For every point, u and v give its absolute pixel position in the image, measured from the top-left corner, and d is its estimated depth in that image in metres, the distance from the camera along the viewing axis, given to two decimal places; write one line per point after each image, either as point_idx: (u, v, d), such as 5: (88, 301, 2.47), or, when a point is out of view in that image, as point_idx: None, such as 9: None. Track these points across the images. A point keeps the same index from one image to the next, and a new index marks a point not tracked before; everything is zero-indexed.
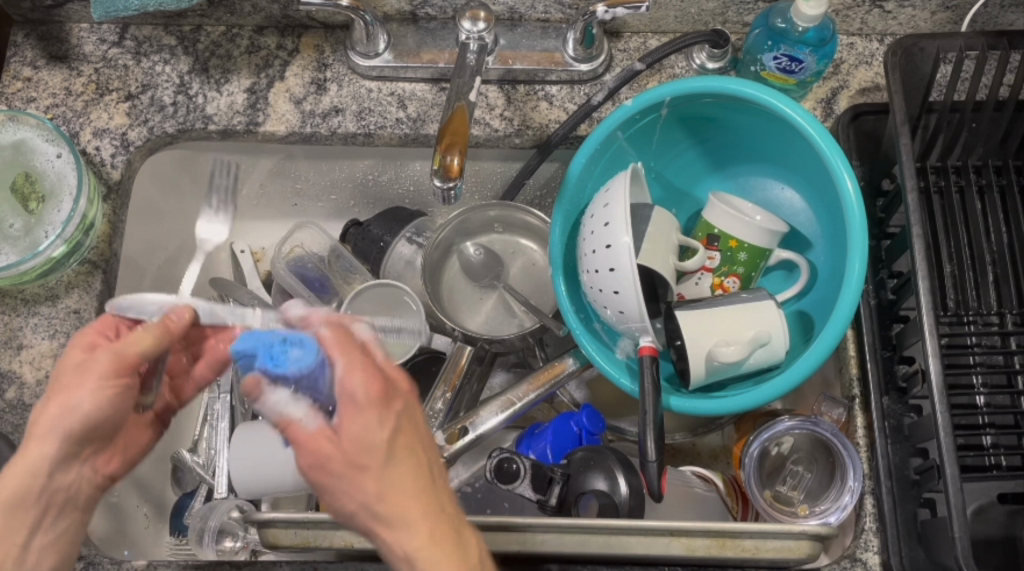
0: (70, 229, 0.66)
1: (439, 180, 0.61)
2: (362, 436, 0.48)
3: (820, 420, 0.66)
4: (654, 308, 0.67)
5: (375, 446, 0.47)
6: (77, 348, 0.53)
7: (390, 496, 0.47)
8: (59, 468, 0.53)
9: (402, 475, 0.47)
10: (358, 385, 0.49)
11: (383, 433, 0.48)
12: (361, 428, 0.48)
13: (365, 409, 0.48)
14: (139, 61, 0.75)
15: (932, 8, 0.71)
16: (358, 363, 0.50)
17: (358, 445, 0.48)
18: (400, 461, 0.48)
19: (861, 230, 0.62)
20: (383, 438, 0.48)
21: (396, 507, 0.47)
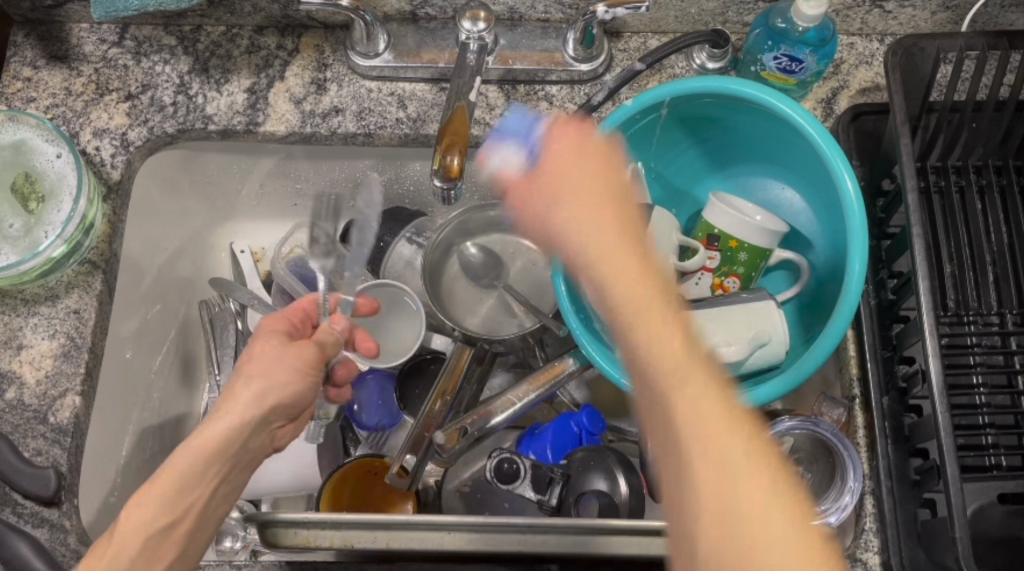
0: (70, 229, 0.66)
1: (439, 180, 0.61)
2: (659, 367, 0.50)
3: (820, 420, 0.65)
4: None
5: (681, 378, 0.49)
6: (276, 333, 0.59)
7: (670, 413, 0.48)
8: (254, 434, 0.54)
9: (690, 391, 0.48)
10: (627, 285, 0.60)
11: (670, 354, 0.49)
12: (658, 352, 0.50)
13: (632, 291, 0.60)
14: (139, 61, 0.75)
15: (932, 8, 0.71)
16: (644, 274, 0.61)
17: (651, 364, 0.50)
18: (685, 377, 0.49)
19: (862, 229, 0.62)
20: (677, 357, 0.50)
21: (662, 413, 0.49)
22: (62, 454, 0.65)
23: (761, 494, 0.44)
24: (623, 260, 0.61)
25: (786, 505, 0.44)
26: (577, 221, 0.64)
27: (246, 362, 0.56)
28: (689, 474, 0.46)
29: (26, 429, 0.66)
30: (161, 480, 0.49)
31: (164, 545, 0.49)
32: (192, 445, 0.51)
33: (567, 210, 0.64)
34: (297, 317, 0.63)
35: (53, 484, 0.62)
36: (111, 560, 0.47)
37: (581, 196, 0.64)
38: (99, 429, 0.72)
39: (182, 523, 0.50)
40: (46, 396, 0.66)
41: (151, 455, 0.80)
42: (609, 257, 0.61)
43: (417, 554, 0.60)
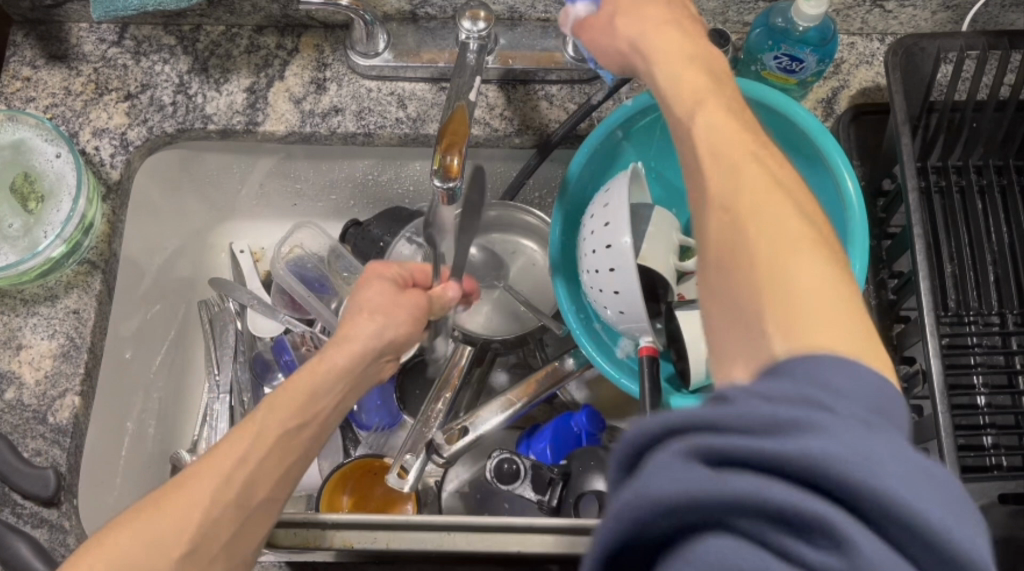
0: (70, 228, 0.66)
1: (439, 180, 0.61)
2: (699, 116, 0.45)
3: None
4: (654, 308, 0.66)
5: (730, 140, 0.43)
6: (388, 281, 0.63)
7: (718, 194, 0.41)
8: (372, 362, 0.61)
9: (749, 167, 0.41)
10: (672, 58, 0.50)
11: (706, 112, 0.45)
12: (708, 124, 0.44)
13: (675, 74, 0.49)
14: (138, 61, 0.75)
15: (932, 7, 0.71)
16: (694, 44, 0.51)
17: (682, 124, 0.46)
18: (746, 161, 0.42)
19: (862, 230, 0.62)
20: (719, 116, 0.45)
21: (730, 240, 0.40)
22: (61, 454, 0.65)
23: (822, 264, 0.37)
24: (671, 40, 0.51)
25: (836, 266, 0.38)
26: (636, 23, 0.53)
27: (362, 309, 0.61)
28: (739, 263, 0.39)
29: (25, 429, 0.65)
30: (283, 392, 0.55)
31: (292, 444, 0.54)
32: (307, 371, 0.57)
33: (627, 27, 0.53)
34: (415, 272, 0.67)
35: (52, 484, 0.62)
36: (240, 456, 0.51)
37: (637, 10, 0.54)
38: (100, 429, 0.72)
39: (304, 433, 0.55)
40: (45, 396, 0.66)
41: (151, 455, 0.79)
42: (664, 50, 0.51)
43: (418, 556, 0.59)
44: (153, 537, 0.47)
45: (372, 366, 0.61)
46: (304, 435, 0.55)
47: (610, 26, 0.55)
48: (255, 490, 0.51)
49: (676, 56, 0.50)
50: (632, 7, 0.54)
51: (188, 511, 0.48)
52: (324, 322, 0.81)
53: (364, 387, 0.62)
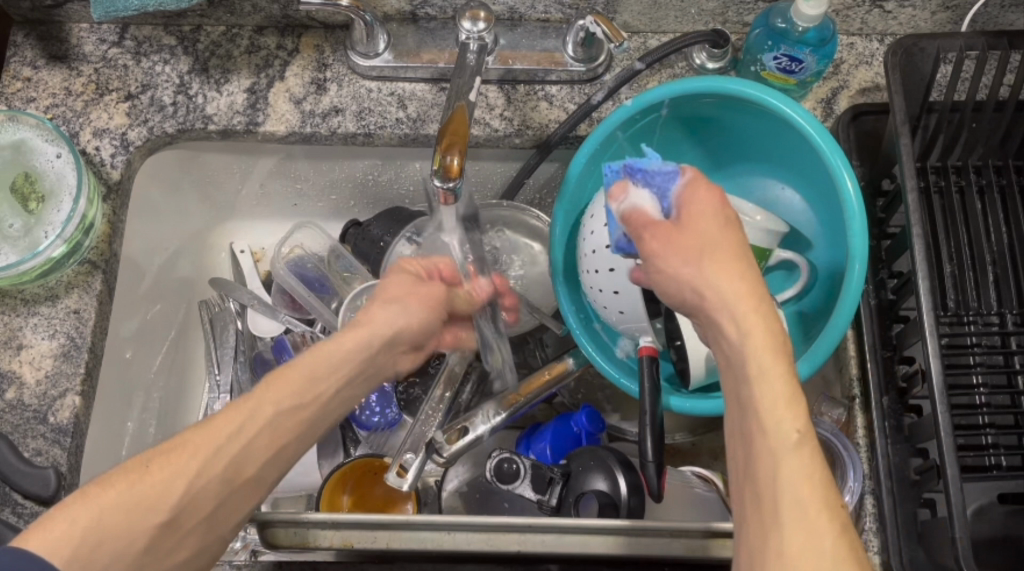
0: (70, 228, 0.66)
1: (439, 181, 0.61)
2: (765, 391, 0.43)
3: (820, 422, 0.67)
4: (655, 308, 0.66)
5: (801, 444, 0.42)
6: (408, 275, 0.66)
7: (774, 492, 0.42)
8: (383, 349, 0.60)
9: (811, 491, 0.41)
10: (753, 318, 0.45)
11: (773, 385, 0.43)
12: (779, 423, 0.42)
13: (743, 329, 0.45)
14: (139, 61, 0.75)
15: (932, 7, 0.71)
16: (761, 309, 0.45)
17: (757, 404, 0.43)
18: (805, 484, 0.41)
19: (862, 230, 0.62)
20: (784, 406, 0.43)
21: None
22: (62, 454, 0.65)
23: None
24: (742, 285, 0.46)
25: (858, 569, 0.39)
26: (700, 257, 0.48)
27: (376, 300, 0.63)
28: None
29: (26, 429, 0.65)
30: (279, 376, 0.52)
31: (286, 426, 0.51)
32: (310, 355, 0.54)
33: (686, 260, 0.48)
34: (441, 267, 0.69)
35: (52, 484, 0.62)
36: (238, 427, 0.48)
37: (700, 243, 0.48)
38: (100, 428, 0.72)
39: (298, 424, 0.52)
40: (46, 396, 0.66)
41: None
42: (738, 293, 0.46)
43: (417, 554, 0.59)
44: (129, 503, 0.44)
45: (386, 358, 0.61)
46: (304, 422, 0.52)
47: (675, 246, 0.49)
48: (240, 468, 0.48)
49: (749, 310, 0.45)
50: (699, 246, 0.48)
51: (170, 479, 0.45)
52: (324, 322, 0.82)
53: (372, 380, 0.60)
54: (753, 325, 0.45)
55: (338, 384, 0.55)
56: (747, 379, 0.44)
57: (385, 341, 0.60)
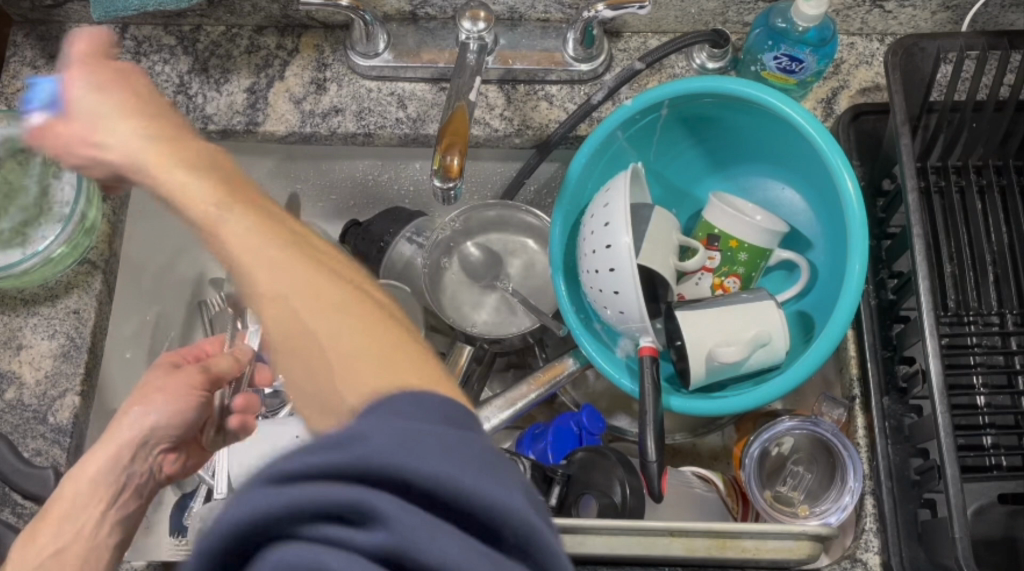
0: (69, 228, 0.67)
1: (439, 180, 0.61)
2: (325, 316, 0.45)
3: (820, 420, 0.66)
4: (654, 308, 0.68)
5: (292, 270, 0.46)
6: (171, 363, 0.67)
7: (231, 250, 0.48)
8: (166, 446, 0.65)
9: (402, 364, 0.42)
10: (292, 255, 0.47)
11: (334, 313, 0.45)
12: (331, 321, 0.44)
13: (275, 279, 0.46)
14: (138, 61, 0.75)
15: (932, 7, 0.71)
16: (328, 251, 0.49)
17: (303, 313, 0.45)
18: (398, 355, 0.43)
19: (861, 231, 0.62)
20: (337, 310, 0.45)
21: (283, 325, 0.45)
22: (62, 454, 0.65)
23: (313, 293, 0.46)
24: (277, 238, 0.48)
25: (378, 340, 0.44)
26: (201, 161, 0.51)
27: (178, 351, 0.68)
28: (297, 345, 0.45)
29: (26, 429, 0.66)
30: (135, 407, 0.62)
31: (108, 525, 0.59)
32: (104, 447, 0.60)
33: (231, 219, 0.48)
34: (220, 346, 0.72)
35: (52, 484, 0.62)
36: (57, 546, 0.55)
37: (233, 209, 0.49)
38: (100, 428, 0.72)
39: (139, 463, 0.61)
40: (45, 396, 0.66)
41: None
42: (275, 263, 0.47)
43: None
44: None
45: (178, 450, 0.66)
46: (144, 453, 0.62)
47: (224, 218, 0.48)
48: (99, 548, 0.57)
49: (273, 248, 0.47)
50: (223, 198, 0.49)
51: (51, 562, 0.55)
52: None
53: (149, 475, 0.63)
54: (262, 252, 0.47)
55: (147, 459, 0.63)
56: (293, 311, 0.45)
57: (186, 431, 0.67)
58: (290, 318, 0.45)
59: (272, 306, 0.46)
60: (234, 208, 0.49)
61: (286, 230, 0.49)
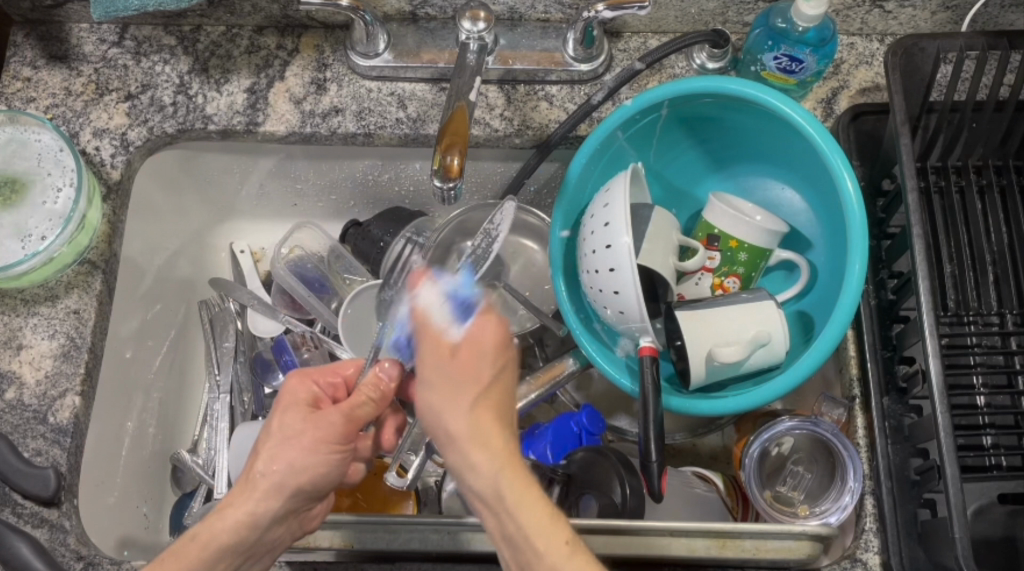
0: (70, 228, 0.66)
1: (439, 180, 0.61)
2: (499, 520, 0.47)
3: (820, 420, 0.66)
4: (655, 308, 0.68)
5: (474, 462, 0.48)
6: (302, 404, 0.57)
7: (509, 454, 0.49)
8: (308, 501, 0.55)
9: (575, 565, 0.45)
10: (483, 452, 0.48)
11: (535, 513, 0.46)
12: (529, 514, 0.46)
13: (495, 476, 0.47)
14: (139, 61, 0.75)
15: (932, 8, 0.71)
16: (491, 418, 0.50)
17: (537, 552, 0.45)
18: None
19: (861, 232, 0.62)
20: (539, 516, 0.46)
21: (517, 531, 0.46)
22: (62, 454, 0.65)
23: (512, 482, 0.47)
24: (465, 418, 0.50)
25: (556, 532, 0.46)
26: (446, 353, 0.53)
27: (314, 373, 0.62)
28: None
29: (26, 429, 0.66)
30: (266, 464, 0.53)
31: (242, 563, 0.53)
32: (243, 490, 0.53)
33: (441, 403, 0.51)
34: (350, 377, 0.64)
35: (52, 485, 0.62)
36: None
37: (446, 387, 0.51)
38: (101, 429, 0.72)
39: (279, 527, 0.54)
40: (45, 396, 0.66)
41: (154, 456, 0.79)
42: (453, 434, 0.49)
43: (417, 553, 0.59)
44: None
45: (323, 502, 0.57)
46: (290, 518, 0.54)
47: (440, 415, 0.50)
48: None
49: (478, 454, 0.48)
50: (444, 380, 0.52)
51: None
52: (324, 321, 0.82)
53: (297, 522, 0.55)
54: (475, 435, 0.49)
55: (295, 509, 0.54)
56: (519, 534, 0.46)
57: (300, 492, 0.53)
58: (510, 527, 0.46)
59: (466, 477, 0.48)
60: (439, 374, 0.52)
61: (479, 386, 0.51)
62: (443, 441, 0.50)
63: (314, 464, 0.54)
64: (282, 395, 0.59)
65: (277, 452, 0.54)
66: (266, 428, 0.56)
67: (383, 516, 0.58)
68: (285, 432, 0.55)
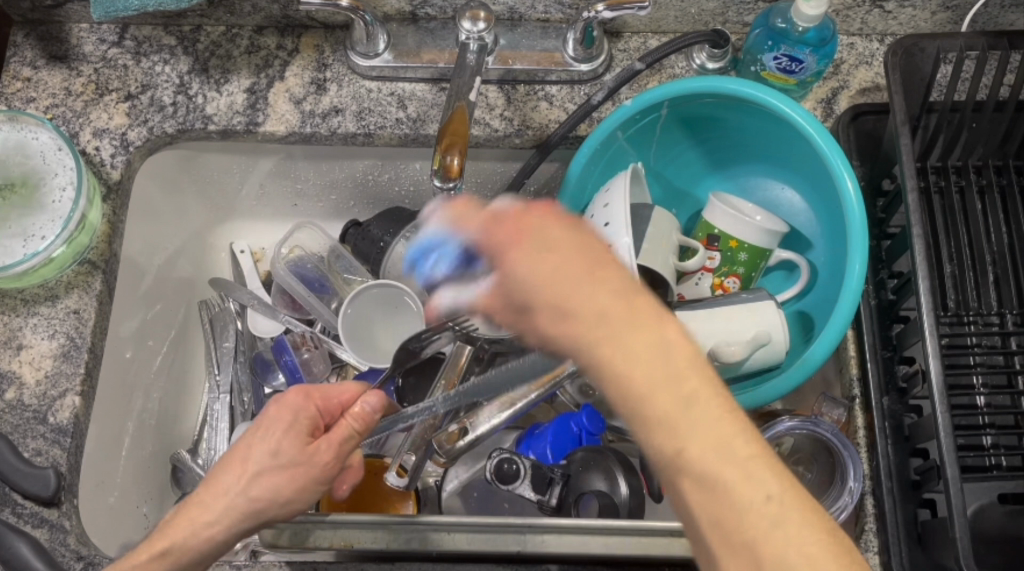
0: (70, 228, 0.66)
1: (439, 180, 0.61)
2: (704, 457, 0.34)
3: (820, 420, 0.65)
4: None
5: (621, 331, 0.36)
6: (298, 426, 0.53)
7: (679, 412, 0.34)
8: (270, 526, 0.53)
9: (737, 471, 0.33)
10: (635, 348, 0.35)
11: (737, 443, 0.34)
12: (660, 336, 0.35)
13: (668, 357, 0.35)
14: (139, 61, 0.75)
15: (932, 8, 0.71)
16: (608, 272, 0.38)
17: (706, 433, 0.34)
18: (763, 499, 0.33)
19: (862, 230, 0.62)
20: (724, 416, 0.34)
21: (716, 491, 0.34)
22: (62, 454, 0.65)
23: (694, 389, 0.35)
24: (615, 294, 0.37)
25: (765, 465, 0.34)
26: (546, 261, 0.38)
27: (317, 392, 0.56)
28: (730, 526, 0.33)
29: (26, 429, 0.65)
30: (245, 485, 0.50)
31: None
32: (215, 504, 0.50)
33: (540, 252, 0.38)
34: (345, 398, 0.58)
35: (52, 484, 0.62)
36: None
37: (557, 244, 0.38)
38: (101, 429, 0.72)
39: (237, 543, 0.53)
40: (45, 396, 0.66)
41: (154, 456, 0.79)
42: (546, 291, 0.37)
43: (417, 553, 0.59)
44: None
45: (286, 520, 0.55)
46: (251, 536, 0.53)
47: (517, 246, 0.39)
48: None
49: (620, 286, 0.37)
50: (553, 270, 0.38)
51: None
52: (324, 322, 0.82)
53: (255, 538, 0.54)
54: (581, 286, 0.37)
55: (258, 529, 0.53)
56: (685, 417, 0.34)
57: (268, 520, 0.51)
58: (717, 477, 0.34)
59: (569, 326, 0.37)
60: (549, 237, 0.39)
61: (589, 257, 0.38)
62: (531, 299, 0.38)
63: (296, 498, 0.51)
64: (278, 404, 0.54)
65: (262, 478, 0.50)
66: (255, 439, 0.52)
67: (383, 516, 0.59)
68: (274, 454, 0.51)
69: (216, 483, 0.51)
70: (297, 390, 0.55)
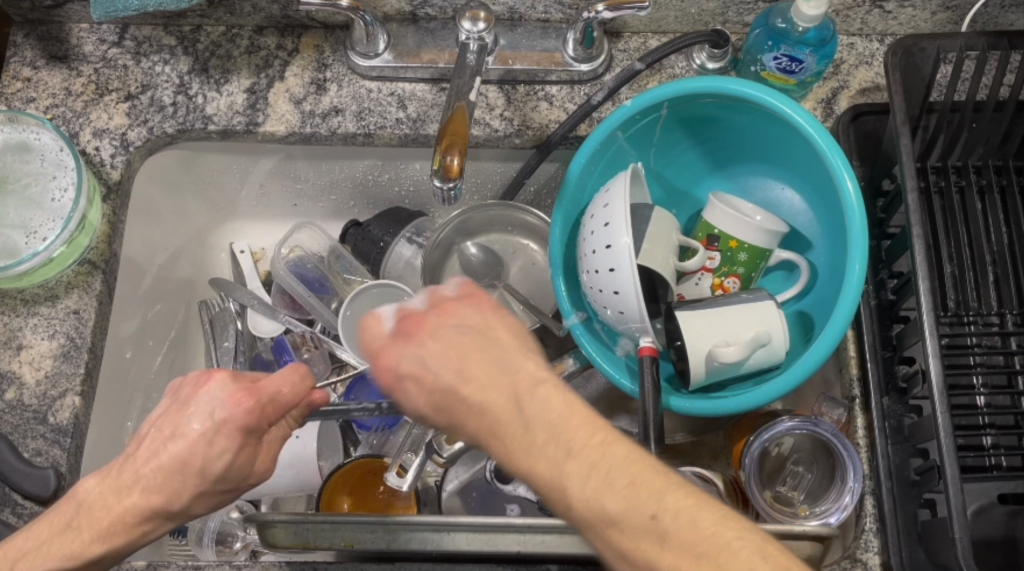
0: (70, 229, 0.66)
1: (439, 180, 0.61)
2: (588, 480, 0.40)
3: (820, 420, 0.65)
4: (654, 308, 0.67)
5: (518, 401, 0.43)
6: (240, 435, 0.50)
7: (562, 442, 0.41)
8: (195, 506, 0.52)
9: (623, 498, 0.39)
10: (528, 408, 0.42)
11: (613, 455, 0.40)
12: (538, 402, 0.42)
13: (556, 413, 0.42)
14: (139, 61, 0.75)
15: (932, 8, 0.71)
16: (485, 361, 0.45)
17: (592, 461, 0.40)
18: (647, 519, 0.38)
19: (862, 230, 0.62)
20: (596, 452, 0.40)
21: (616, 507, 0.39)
22: (62, 454, 0.65)
23: (582, 425, 0.41)
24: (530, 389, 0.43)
25: (642, 469, 0.40)
26: (448, 363, 0.45)
27: (269, 405, 0.51)
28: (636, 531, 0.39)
29: (26, 429, 0.65)
30: (189, 502, 0.50)
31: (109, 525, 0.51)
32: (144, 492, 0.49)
33: (430, 357, 0.46)
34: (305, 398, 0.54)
35: (52, 485, 0.62)
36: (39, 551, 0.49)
37: (451, 343, 0.46)
38: (100, 429, 0.72)
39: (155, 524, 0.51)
40: (46, 396, 0.66)
41: None
42: (440, 389, 0.45)
43: (417, 553, 0.59)
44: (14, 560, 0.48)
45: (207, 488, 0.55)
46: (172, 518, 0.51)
47: (412, 347, 0.47)
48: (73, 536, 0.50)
49: (512, 363, 0.45)
50: (461, 360, 0.45)
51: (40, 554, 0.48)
52: (324, 322, 0.82)
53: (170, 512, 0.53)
54: (466, 383, 0.44)
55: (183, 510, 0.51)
56: (568, 449, 0.41)
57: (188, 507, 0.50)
58: (618, 493, 0.39)
59: (467, 416, 0.44)
60: (438, 342, 0.46)
61: (481, 347, 0.46)
62: (434, 392, 0.46)
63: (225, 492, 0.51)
64: (230, 414, 0.50)
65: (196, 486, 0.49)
66: (205, 459, 0.49)
67: (383, 516, 0.59)
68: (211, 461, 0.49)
69: (158, 490, 0.49)
70: (251, 397, 0.50)
